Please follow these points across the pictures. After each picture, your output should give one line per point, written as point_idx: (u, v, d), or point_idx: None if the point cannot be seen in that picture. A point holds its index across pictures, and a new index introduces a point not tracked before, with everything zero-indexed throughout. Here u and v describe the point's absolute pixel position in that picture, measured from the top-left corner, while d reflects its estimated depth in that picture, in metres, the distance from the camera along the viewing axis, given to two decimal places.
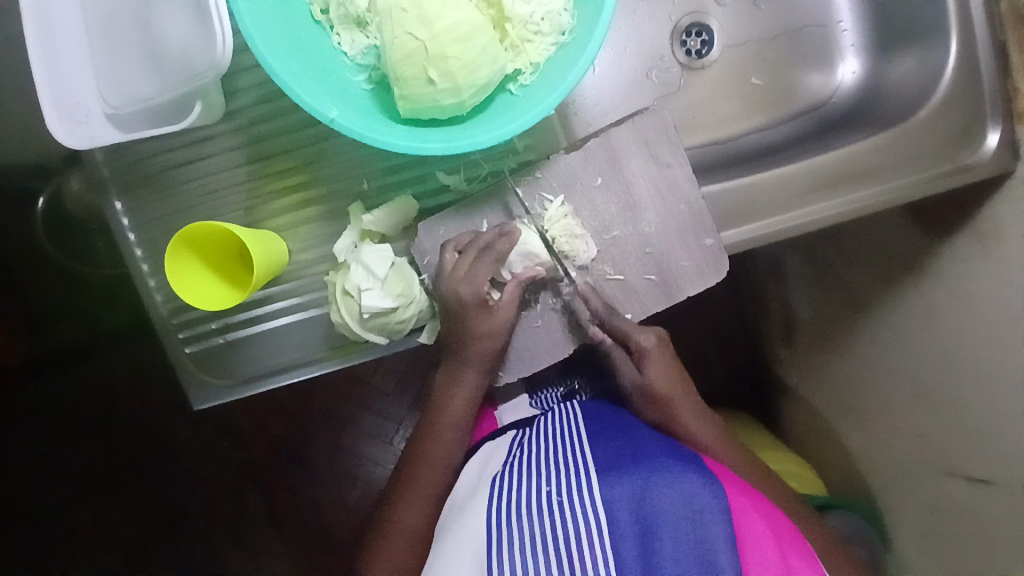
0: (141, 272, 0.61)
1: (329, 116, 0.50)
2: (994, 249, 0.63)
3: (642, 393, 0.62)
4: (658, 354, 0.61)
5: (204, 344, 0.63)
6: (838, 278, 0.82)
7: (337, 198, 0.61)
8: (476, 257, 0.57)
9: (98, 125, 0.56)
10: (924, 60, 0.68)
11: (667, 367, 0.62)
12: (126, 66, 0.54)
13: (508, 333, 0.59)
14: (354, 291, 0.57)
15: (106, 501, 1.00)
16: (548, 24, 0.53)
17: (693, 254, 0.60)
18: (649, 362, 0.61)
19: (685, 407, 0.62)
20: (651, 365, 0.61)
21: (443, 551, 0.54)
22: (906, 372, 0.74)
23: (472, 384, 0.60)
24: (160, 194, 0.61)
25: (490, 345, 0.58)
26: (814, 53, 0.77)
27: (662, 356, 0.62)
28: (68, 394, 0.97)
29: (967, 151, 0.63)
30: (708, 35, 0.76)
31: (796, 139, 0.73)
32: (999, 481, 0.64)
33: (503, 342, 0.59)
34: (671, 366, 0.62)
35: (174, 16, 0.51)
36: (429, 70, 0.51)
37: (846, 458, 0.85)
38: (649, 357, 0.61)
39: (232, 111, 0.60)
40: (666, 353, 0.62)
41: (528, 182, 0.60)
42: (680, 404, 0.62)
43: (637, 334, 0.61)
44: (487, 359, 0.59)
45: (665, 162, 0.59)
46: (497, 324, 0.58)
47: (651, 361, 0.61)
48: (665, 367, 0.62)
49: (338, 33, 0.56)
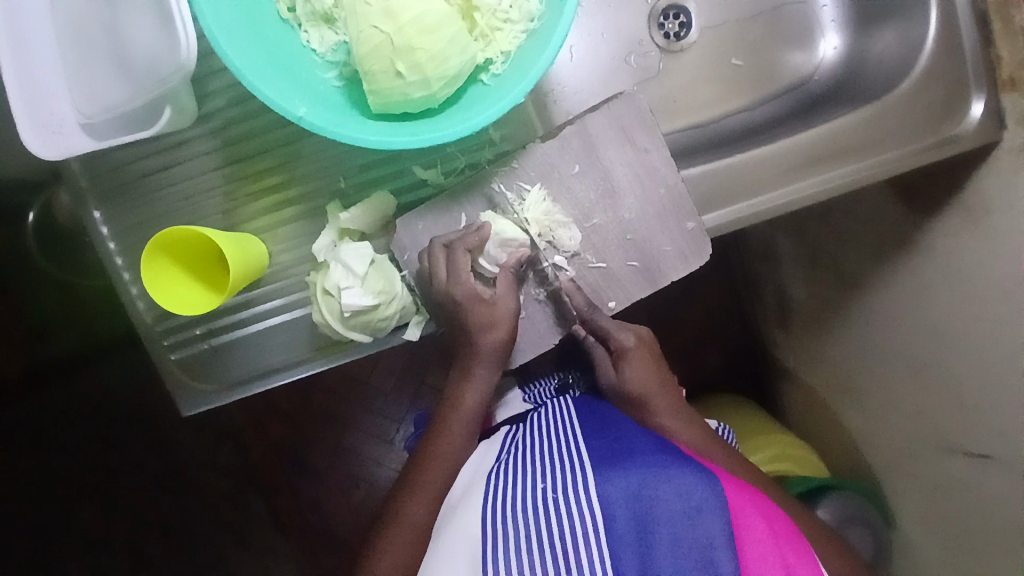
0: (122, 280, 0.61)
1: (297, 113, 0.50)
2: (984, 221, 0.62)
3: (621, 393, 0.63)
4: (639, 355, 0.62)
5: (189, 350, 0.63)
6: (831, 257, 0.81)
7: (315, 197, 0.61)
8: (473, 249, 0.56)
9: (72, 134, 0.56)
10: (905, 32, 0.67)
11: (648, 367, 0.62)
12: (95, 73, 0.54)
13: (513, 322, 0.58)
14: (334, 290, 0.57)
15: (109, 511, 1.00)
16: (516, 11, 0.53)
17: (675, 239, 0.59)
18: (629, 361, 0.62)
19: (663, 405, 0.62)
20: (630, 366, 0.62)
21: (439, 549, 0.53)
22: (901, 349, 0.73)
23: (484, 381, 0.60)
24: (139, 201, 0.61)
25: (496, 337, 0.57)
26: (795, 31, 0.76)
27: (644, 357, 0.62)
28: (67, 405, 0.98)
29: (951, 122, 0.62)
30: (686, 17, 0.75)
31: (779, 118, 0.73)
32: (998, 457, 0.63)
33: (511, 330, 0.58)
34: (653, 369, 0.63)
35: (137, 20, 0.51)
36: (396, 63, 0.50)
37: (846, 440, 0.84)
38: (630, 357, 0.62)
39: (205, 115, 0.60)
40: (647, 355, 0.62)
41: (505, 173, 0.59)
42: (658, 403, 0.62)
43: (618, 333, 0.62)
44: (497, 354, 0.59)
45: (642, 146, 0.59)
46: (499, 314, 0.57)
47: (630, 361, 0.62)
48: (646, 368, 0.62)
49: (306, 31, 0.55)
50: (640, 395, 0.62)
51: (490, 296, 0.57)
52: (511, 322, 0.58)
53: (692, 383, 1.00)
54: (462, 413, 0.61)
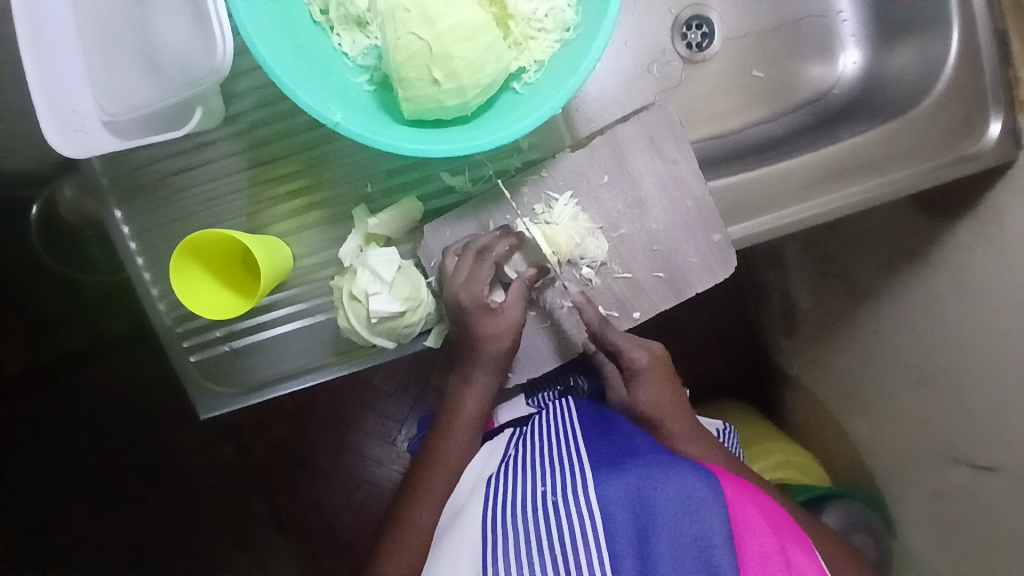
0: (143, 280, 0.60)
1: (333, 119, 0.49)
2: (997, 237, 0.63)
3: (634, 412, 0.62)
4: (652, 373, 0.61)
5: (208, 353, 0.62)
6: (840, 267, 0.82)
7: (340, 201, 0.61)
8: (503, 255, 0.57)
9: (95, 133, 0.55)
10: (924, 48, 0.68)
11: (662, 386, 0.62)
12: (122, 72, 0.53)
13: (517, 333, 0.58)
14: (361, 295, 0.56)
15: (105, 507, 0.99)
16: (551, 21, 0.53)
17: (700, 250, 0.60)
18: (640, 380, 0.61)
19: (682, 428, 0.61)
20: (642, 386, 0.61)
21: (442, 551, 0.54)
22: (909, 360, 0.74)
23: (483, 387, 0.60)
24: (160, 202, 0.60)
25: (498, 346, 0.58)
26: (815, 44, 0.77)
27: (658, 375, 0.61)
28: (68, 401, 0.96)
29: (970, 140, 0.63)
30: (709, 28, 0.76)
31: (799, 131, 0.73)
32: (1004, 467, 0.64)
33: (513, 341, 0.58)
34: (666, 386, 0.62)
35: (171, 20, 0.50)
36: (433, 70, 0.50)
37: (848, 446, 0.86)
38: (642, 377, 0.61)
39: (232, 116, 0.59)
40: (661, 373, 0.61)
41: (534, 181, 0.59)
42: (674, 423, 0.61)
43: (631, 351, 0.60)
44: (499, 362, 0.59)
45: (670, 158, 0.59)
46: (505, 325, 0.57)
47: (642, 379, 0.61)
48: (660, 387, 0.61)
49: (338, 34, 0.55)
50: (653, 415, 0.61)
51: (497, 305, 0.58)
52: (517, 331, 0.58)
53: (695, 388, 1.01)
54: (462, 418, 0.61)
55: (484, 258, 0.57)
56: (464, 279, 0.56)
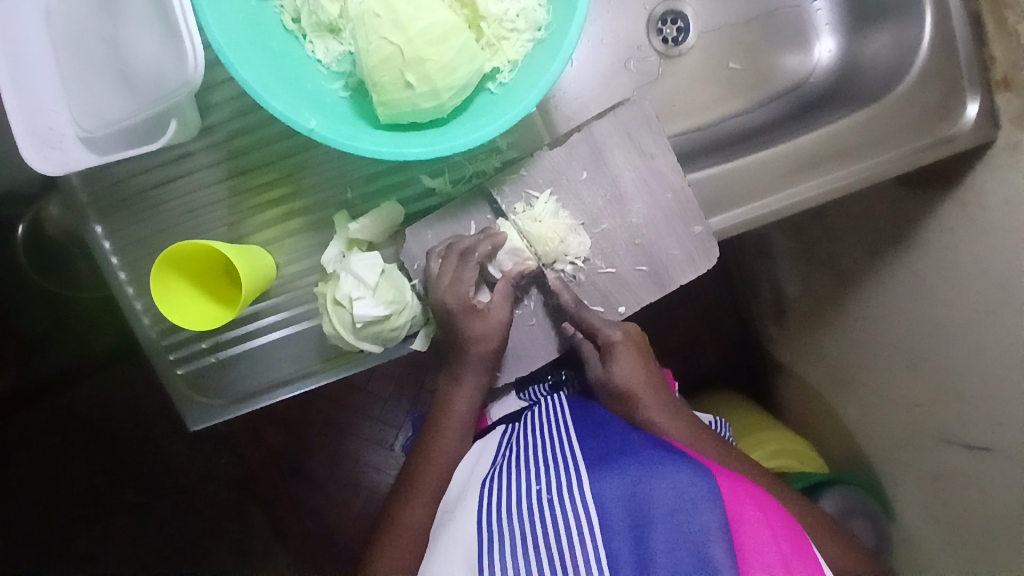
0: (126, 295, 0.60)
1: (308, 126, 0.49)
2: (980, 218, 0.63)
3: (611, 389, 0.61)
4: (626, 349, 0.60)
5: (195, 365, 0.62)
6: (826, 254, 0.82)
7: (322, 208, 0.61)
8: (488, 255, 0.57)
9: (72, 149, 0.55)
10: (899, 33, 0.68)
11: (637, 363, 0.60)
12: (96, 87, 0.53)
13: (506, 332, 0.58)
14: (345, 301, 0.56)
15: (102, 524, 0.99)
16: (522, 21, 0.53)
17: (682, 243, 0.60)
18: (616, 356, 0.60)
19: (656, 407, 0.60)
20: (617, 360, 0.60)
21: (438, 550, 0.54)
22: (899, 345, 0.74)
23: (472, 387, 0.60)
24: (141, 216, 0.60)
25: (485, 347, 0.58)
26: (790, 33, 0.77)
27: (632, 352, 0.60)
28: (61, 420, 0.96)
29: (947, 123, 0.63)
30: (684, 22, 0.76)
31: (779, 121, 0.73)
32: (998, 447, 0.64)
33: (502, 341, 0.59)
34: (641, 364, 0.61)
35: (140, 34, 0.50)
36: (406, 74, 0.50)
37: (843, 433, 0.86)
38: (617, 351, 0.60)
39: (208, 127, 0.59)
40: (635, 349, 0.60)
41: (513, 181, 0.59)
42: (648, 401, 0.60)
43: (604, 328, 0.60)
44: (487, 362, 0.59)
45: (648, 152, 0.59)
46: (492, 326, 0.57)
47: (619, 356, 0.60)
48: (635, 364, 0.60)
49: (311, 42, 0.55)
50: (630, 392, 0.60)
51: (483, 306, 0.58)
52: (504, 330, 0.58)
53: (689, 382, 1.01)
54: (454, 419, 0.61)
55: (467, 259, 0.56)
56: (448, 281, 0.56)
